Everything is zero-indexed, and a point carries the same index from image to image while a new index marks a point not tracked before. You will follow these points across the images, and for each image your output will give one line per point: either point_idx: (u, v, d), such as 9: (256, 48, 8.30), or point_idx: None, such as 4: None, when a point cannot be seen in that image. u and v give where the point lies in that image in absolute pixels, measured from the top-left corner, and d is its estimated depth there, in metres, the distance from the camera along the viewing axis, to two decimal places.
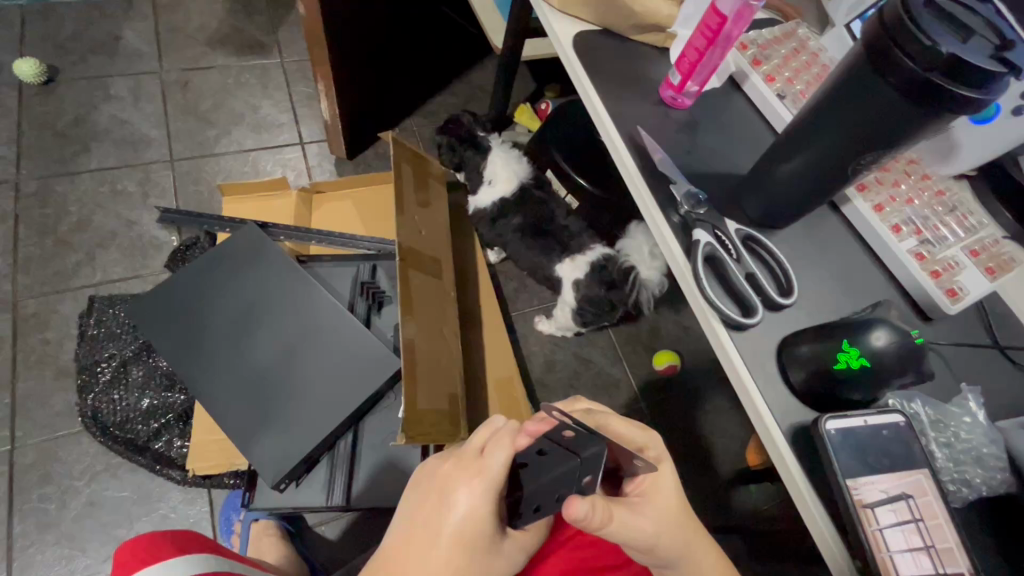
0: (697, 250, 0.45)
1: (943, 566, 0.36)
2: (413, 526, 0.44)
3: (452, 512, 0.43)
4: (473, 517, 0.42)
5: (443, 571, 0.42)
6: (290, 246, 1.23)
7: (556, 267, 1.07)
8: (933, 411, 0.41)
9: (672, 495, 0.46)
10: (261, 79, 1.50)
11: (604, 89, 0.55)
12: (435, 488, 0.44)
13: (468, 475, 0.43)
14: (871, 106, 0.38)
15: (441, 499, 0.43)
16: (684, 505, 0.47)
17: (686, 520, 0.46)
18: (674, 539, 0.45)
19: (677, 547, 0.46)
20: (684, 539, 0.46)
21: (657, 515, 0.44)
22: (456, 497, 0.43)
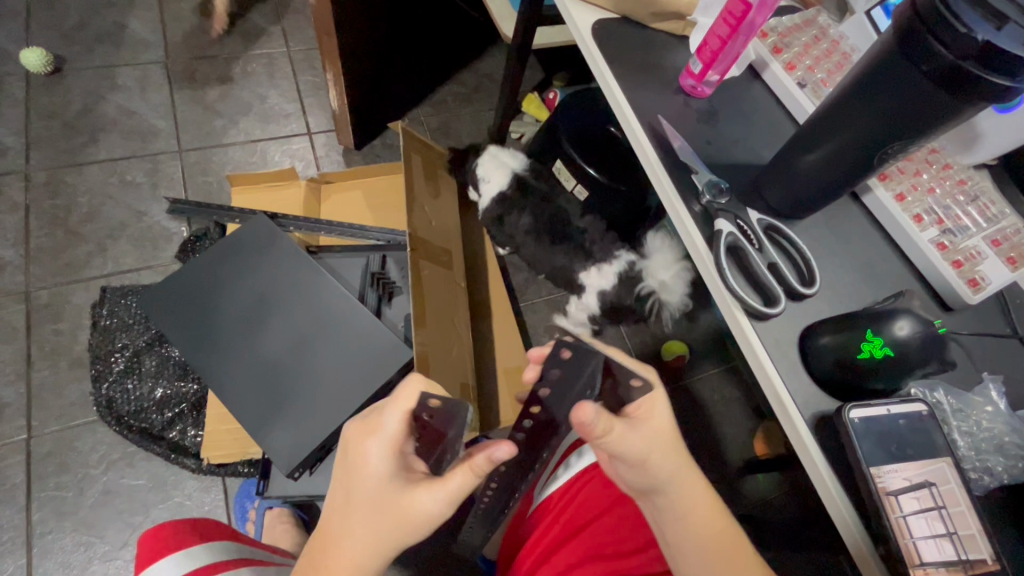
0: (720, 239, 0.45)
1: (966, 553, 0.36)
2: (335, 494, 0.44)
3: (368, 467, 0.43)
4: (384, 468, 0.43)
5: (363, 533, 0.42)
6: (300, 237, 1.23)
7: (581, 274, 1.13)
8: (955, 400, 0.42)
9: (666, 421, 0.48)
10: (268, 68, 1.49)
11: (624, 78, 0.54)
12: (351, 453, 0.45)
13: (375, 431, 0.44)
14: (900, 94, 0.38)
15: (357, 460, 0.44)
16: (676, 435, 0.49)
17: (676, 444, 0.48)
18: (666, 459, 0.47)
19: (670, 467, 0.48)
20: (675, 462, 0.48)
21: (651, 434, 0.47)
22: (363, 455, 0.44)
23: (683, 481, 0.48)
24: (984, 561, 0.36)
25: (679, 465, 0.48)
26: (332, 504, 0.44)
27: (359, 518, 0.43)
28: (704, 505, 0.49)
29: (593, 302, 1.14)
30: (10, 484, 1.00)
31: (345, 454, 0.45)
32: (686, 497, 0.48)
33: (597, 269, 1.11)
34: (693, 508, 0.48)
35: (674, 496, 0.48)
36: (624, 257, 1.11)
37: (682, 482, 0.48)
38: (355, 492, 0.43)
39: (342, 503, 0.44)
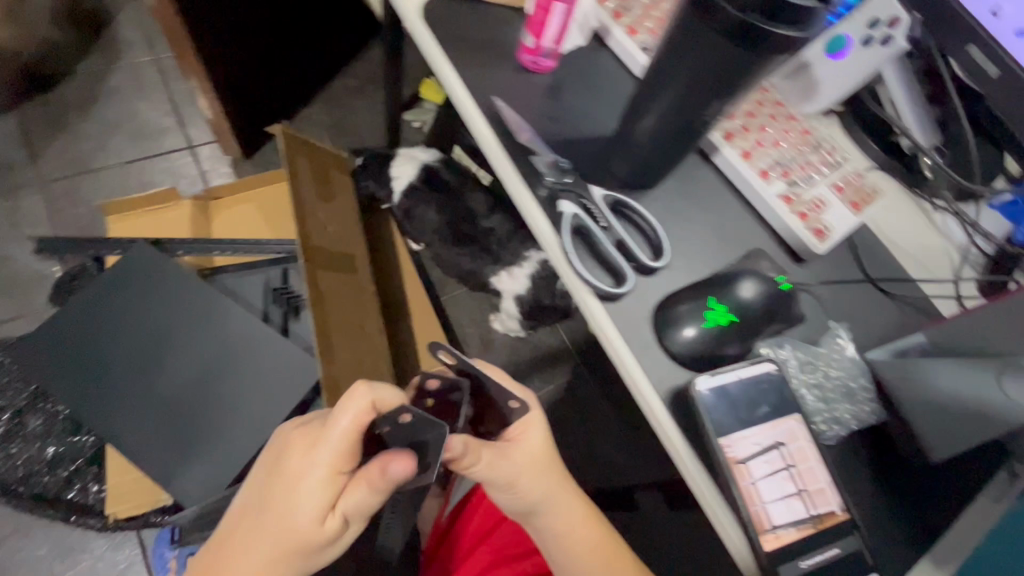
0: (563, 223, 0.43)
1: (814, 508, 0.36)
2: (253, 494, 0.43)
3: (291, 482, 0.41)
4: (298, 485, 0.40)
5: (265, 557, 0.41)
6: (190, 261, 1.14)
7: (494, 280, 1.14)
8: (802, 353, 0.42)
9: (541, 443, 0.49)
10: (133, 78, 1.35)
11: (458, 62, 0.51)
12: (278, 455, 0.43)
13: (304, 443, 0.41)
14: (705, 55, 0.36)
15: (277, 467, 0.42)
16: (553, 454, 0.50)
17: (551, 466, 0.50)
18: (539, 481, 0.49)
19: (543, 489, 0.49)
20: (548, 481, 0.50)
21: (522, 459, 0.48)
22: (294, 463, 0.41)
23: (558, 501, 0.50)
24: (832, 512, 0.37)
25: (554, 486, 0.50)
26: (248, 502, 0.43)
27: (262, 526, 0.41)
28: (581, 523, 0.52)
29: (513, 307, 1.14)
30: None
31: (275, 455, 0.43)
32: (560, 515, 0.51)
33: (508, 273, 1.13)
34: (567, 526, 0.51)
35: (550, 515, 0.50)
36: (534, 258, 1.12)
37: (557, 503, 0.50)
38: (267, 500, 0.42)
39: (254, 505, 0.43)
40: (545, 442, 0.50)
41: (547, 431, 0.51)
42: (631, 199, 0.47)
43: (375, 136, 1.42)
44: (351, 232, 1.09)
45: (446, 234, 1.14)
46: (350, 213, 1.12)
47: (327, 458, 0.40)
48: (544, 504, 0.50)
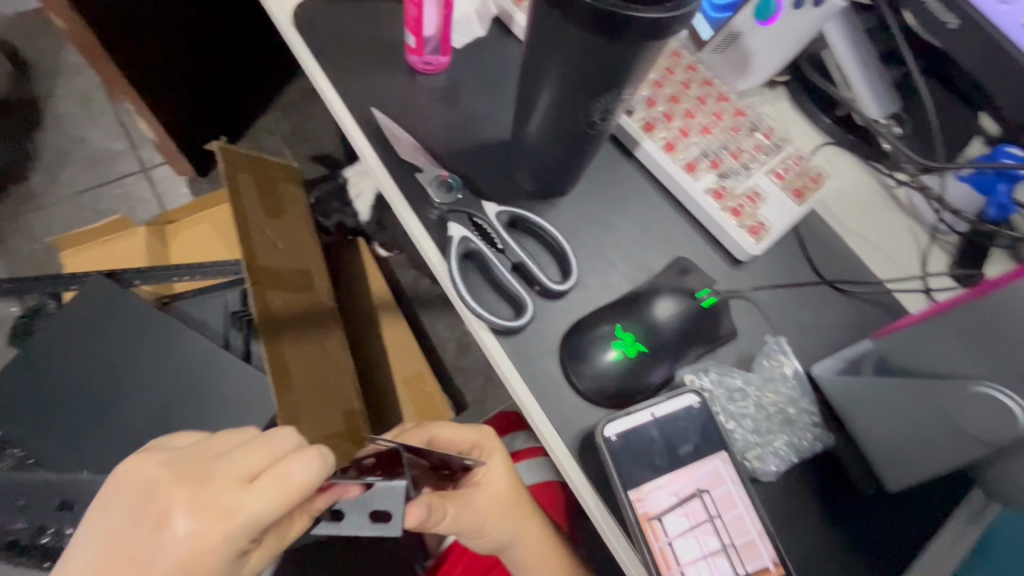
0: (450, 250, 0.38)
1: (743, 565, 0.32)
2: (101, 557, 0.29)
3: (173, 551, 0.29)
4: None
5: None
6: (149, 290, 1.10)
7: None
8: (731, 379, 0.37)
9: (507, 484, 0.45)
10: (80, 104, 1.31)
11: (336, 69, 0.45)
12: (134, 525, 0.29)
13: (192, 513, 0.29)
14: (571, 51, 0.30)
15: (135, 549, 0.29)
16: (519, 489, 0.46)
17: (519, 504, 0.45)
18: (507, 524, 0.44)
19: (514, 533, 0.44)
20: (517, 525, 0.45)
21: (487, 501, 0.44)
22: (188, 525, 0.29)
23: (534, 545, 0.45)
24: (764, 568, 0.32)
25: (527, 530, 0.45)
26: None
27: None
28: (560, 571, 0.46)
29: None
30: None
31: (126, 525, 0.29)
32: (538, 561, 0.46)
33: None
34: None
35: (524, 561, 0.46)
36: None
37: (532, 549, 0.46)
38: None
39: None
40: (513, 482, 0.46)
41: (510, 470, 0.47)
42: (534, 212, 0.42)
43: (334, 142, 1.36)
44: (305, 247, 1.06)
45: None
46: (304, 227, 1.08)
47: (240, 543, 0.29)
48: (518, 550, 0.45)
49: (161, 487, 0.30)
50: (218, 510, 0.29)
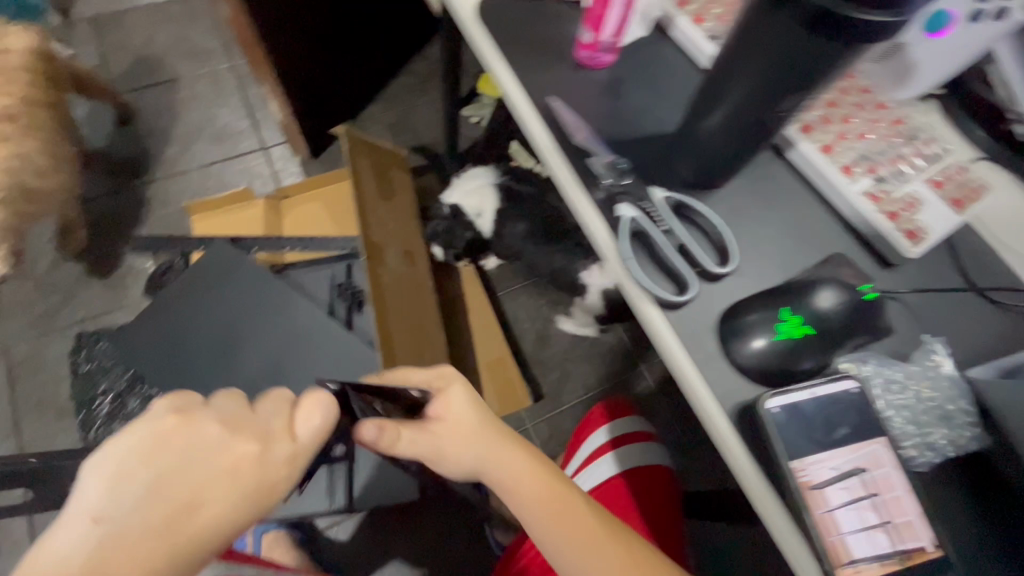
0: (622, 227, 0.41)
1: (902, 542, 0.33)
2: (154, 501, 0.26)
3: (225, 500, 0.28)
4: (220, 531, 0.27)
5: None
6: (264, 257, 1.21)
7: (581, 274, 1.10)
8: (891, 371, 0.38)
9: (473, 410, 0.40)
10: (214, 87, 1.45)
11: (513, 60, 0.49)
12: (166, 486, 0.27)
13: (232, 469, 0.28)
14: (780, 47, 0.33)
15: (168, 514, 0.26)
16: (485, 415, 0.40)
17: (486, 430, 0.40)
18: (479, 453, 0.39)
19: (501, 464, 0.39)
20: (490, 450, 0.39)
21: (451, 435, 0.39)
22: (247, 475, 0.28)
23: (529, 478, 0.39)
24: (923, 548, 0.33)
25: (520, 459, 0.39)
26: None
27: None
28: (570, 505, 0.39)
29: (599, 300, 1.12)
30: None
31: (147, 495, 0.26)
32: (547, 498, 0.39)
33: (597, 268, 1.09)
34: (560, 515, 0.39)
35: (524, 500, 0.39)
36: None
37: (533, 482, 0.39)
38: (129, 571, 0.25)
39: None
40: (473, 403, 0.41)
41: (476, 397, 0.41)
42: (693, 200, 0.45)
43: (433, 134, 1.44)
44: (410, 229, 1.13)
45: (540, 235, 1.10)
46: (408, 211, 1.16)
47: (289, 486, 0.30)
48: (505, 486, 0.39)
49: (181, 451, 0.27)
50: (257, 460, 0.29)
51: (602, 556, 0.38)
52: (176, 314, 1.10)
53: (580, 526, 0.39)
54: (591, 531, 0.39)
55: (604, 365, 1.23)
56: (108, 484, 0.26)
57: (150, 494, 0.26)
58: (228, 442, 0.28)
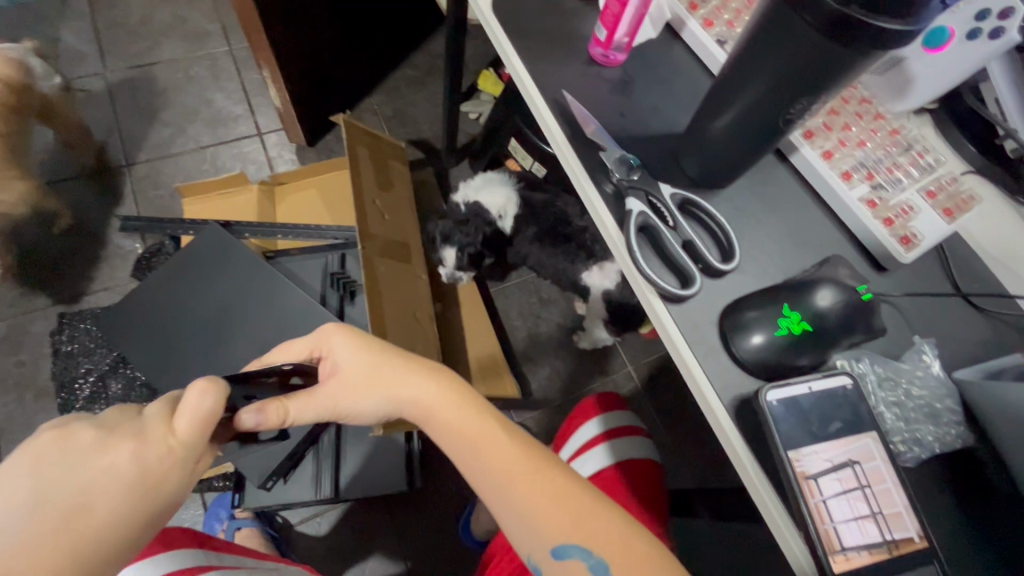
0: (629, 221, 0.42)
1: (891, 532, 0.34)
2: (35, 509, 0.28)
3: (120, 482, 0.30)
4: (122, 523, 0.30)
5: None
6: (256, 243, 1.20)
7: (583, 276, 1.08)
8: (882, 369, 0.40)
9: (370, 351, 0.48)
10: (211, 69, 1.44)
11: (528, 54, 0.50)
12: (47, 495, 0.28)
13: (116, 470, 0.30)
14: (794, 51, 0.34)
15: (58, 521, 0.28)
16: (372, 361, 0.48)
17: (372, 372, 0.47)
18: (379, 389, 0.47)
19: (398, 393, 0.46)
20: (382, 391, 0.47)
21: (345, 379, 0.47)
22: (130, 459, 0.30)
23: (430, 401, 0.46)
24: (910, 538, 0.34)
25: (418, 385, 0.47)
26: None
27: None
28: (469, 421, 0.45)
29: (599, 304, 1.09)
30: None
31: (32, 513, 0.27)
32: (447, 417, 0.46)
33: (599, 269, 1.07)
34: (461, 430, 0.45)
35: (427, 420, 0.46)
36: None
37: (431, 403, 0.46)
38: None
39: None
40: (371, 346, 0.49)
41: (357, 347, 0.48)
42: (699, 198, 0.46)
43: (432, 127, 1.44)
44: (407, 221, 1.13)
45: (542, 236, 1.07)
46: (406, 203, 1.16)
47: (183, 475, 0.33)
48: (414, 407, 0.47)
49: (55, 467, 0.29)
50: (143, 456, 0.31)
51: (500, 462, 0.44)
52: (162, 298, 1.08)
53: (481, 438, 0.45)
54: (495, 443, 0.44)
55: (593, 364, 1.24)
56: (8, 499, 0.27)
57: (36, 510, 0.28)
58: (107, 444, 0.30)
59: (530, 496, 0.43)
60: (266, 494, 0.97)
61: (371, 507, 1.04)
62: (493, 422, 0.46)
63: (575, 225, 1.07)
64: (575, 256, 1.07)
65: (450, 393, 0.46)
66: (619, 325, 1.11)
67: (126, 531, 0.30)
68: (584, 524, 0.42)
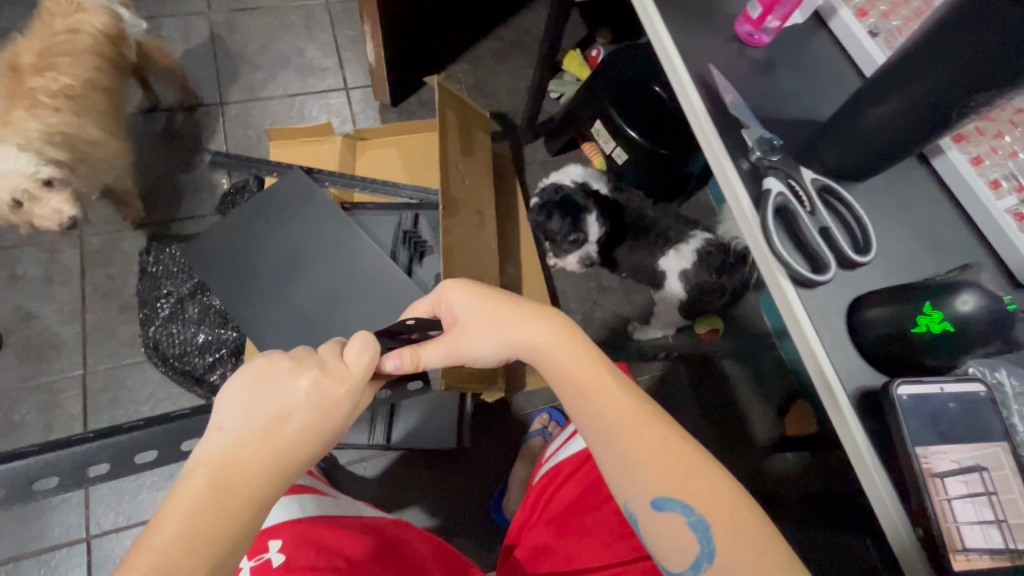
0: (768, 199, 0.42)
1: (1014, 542, 0.34)
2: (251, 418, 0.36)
3: (303, 404, 0.38)
4: (304, 438, 0.37)
5: (254, 482, 0.35)
6: (335, 193, 1.23)
7: (659, 262, 1.09)
8: (1019, 383, 0.39)
9: (497, 299, 0.53)
10: (306, 20, 1.47)
11: (673, 24, 0.50)
12: (258, 411, 0.36)
13: (309, 394, 0.38)
14: (992, 37, 0.34)
15: (261, 429, 0.36)
16: (489, 306, 0.52)
17: (488, 316, 0.52)
18: (497, 332, 0.51)
19: (527, 339, 0.51)
20: (497, 331, 0.51)
21: (466, 325, 0.52)
22: (310, 389, 0.38)
23: (558, 354, 0.50)
24: None
25: (544, 336, 0.50)
26: (196, 498, 0.33)
27: (235, 503, 0.34)
28: (590, 377, 0.49)
29: (677, 287, 1.08)
30: (68, 414, 1.07)
31: (245, 422, 0.36)
32: (570, 369, 0.49)
33: (675, 251, 1.07)
34: (583, 382, 0.49)
35: (551, 367, 0.50)
36: (700, 237, 1.08)
37: (560, 354, 0.50)
38: (247, 469, 0.35)
39: (219, 487, 0.34)
40: (498, 292, 0.54)
41: (474, 295, 0.53)
42: (837, 189, 0.45)
43: (512, 102, 1.44)
44: (484, 190, 1.14)
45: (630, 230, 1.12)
46: (485, 172, 1.17)
47: (348, 404, 0.40)
48: (532, 351, 0.51)
49: (256, 390, 0.37)
50: (315, 389, 0.38)
51: (620, 420, 0.47)
52: (242, 233, 1.12)
53: (603, 394, 0.48)
54: (614, 400, 0.48)
55: (647, 356, 1.23)
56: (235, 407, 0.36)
57: (249, 417, 0.36)
58: (298, 374, 0.38)
59: (646, 457, 0.46)
60: None
61: (418, 460, 1.07)
62: (616, 384, 0.49)
63: (649, 217, 1.13)
64: (655, 244, 1.10)
65: (576, 345, 0.50)
66: (691, 308, 1.10)
67: (303, 446, 0.37)
68: (699, 494, 0.44)
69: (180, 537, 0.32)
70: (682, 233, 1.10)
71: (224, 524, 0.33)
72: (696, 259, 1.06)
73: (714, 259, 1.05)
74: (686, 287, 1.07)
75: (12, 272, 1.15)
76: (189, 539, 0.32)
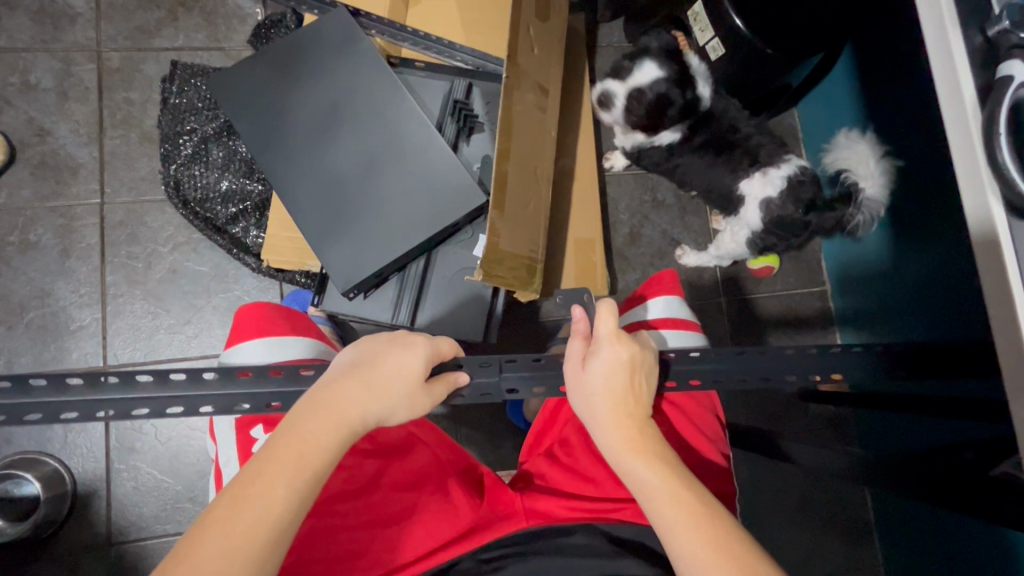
0: (1009, 89, 0.40)
1: None
2: (339, 380, 0.46)
3: (380, 373, 0.47)
4: (368, 396, 0.46)
5: (324, 432, 0.43)
6: (380, 45, 1.08)
7: (742, 183, 0.97)
8: None
9: (626, 382, 0.50)
10: None
11: None
12: (343, 371, 0.47)
13: (380, 355, 0.49)
14: None
15: (353, 370, 0.47)
16: (616, 382, 0.50)
17: (620, 386, 0.50)
18: (599, 399, 0.49)
19: (597, 417, 0.50)
20: (608, 405, 0.49)
21: (589, 376, 0.50)
22: (389, 357, 0.48)
23: (614, 449, 0.49)
24: None
25: (626, 434, 0.49)
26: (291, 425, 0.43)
27: (327, 424, 0.44)
28: (647, 470, 0.47)
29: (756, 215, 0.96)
30: (86, 243, 1.02)
31: (344, 367, 0.48)
32: (629, 471, 0.48)
33: (761, 175, 0.95)
34: (648, 485, 0.46)
35: (627, 463, 0.48)
36: (794, 162, 0.95)
37: (621, 458, 0.48)
38: (329, 404, 0.44)
39: (292, 425, 0.43)
40: (635, 394, 0.50)
41: (631, 362, 0.50)
42: None
43: None
44: (552, 63, 0.99)
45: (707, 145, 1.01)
46: (557, 43, 1.01)
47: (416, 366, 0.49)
48: (617, 452, 0.49)
49: (358, 351, 0.49)
50: (398, 342, 0.50)
51: (671, 511, 0.44)
52: (271, 73, 0.99)
53: (662, 495, 0.45)
54: (669, 498, 0.45)
55: (692, 282, 1.14)
56: (341, 367, 0.48)
57: (342, 372, 0.47)
58: (383, 345, 0.50)
59: (700, 555, 0.42)
60: (345, 302, 0.99)
61: None
62: (674, 477, 0.46)
63: (740, 132, 1.00)
64: (739, 165, 0.98)
65: (641, 448, 0.48)
66: (762, 243, 1.00)
67: (388, 388, 0.47)
68: None
69: (291, 435, 0.42)
70: (775, 157, 0.97)
71: (296, 455, 0.42)
72: (785, 187, 0.94)
73: (803, 189, 0.94)
74: (764, 218, 0.96)
75: (25, 79, 1.05)
76: (267, 460, 0.41)
